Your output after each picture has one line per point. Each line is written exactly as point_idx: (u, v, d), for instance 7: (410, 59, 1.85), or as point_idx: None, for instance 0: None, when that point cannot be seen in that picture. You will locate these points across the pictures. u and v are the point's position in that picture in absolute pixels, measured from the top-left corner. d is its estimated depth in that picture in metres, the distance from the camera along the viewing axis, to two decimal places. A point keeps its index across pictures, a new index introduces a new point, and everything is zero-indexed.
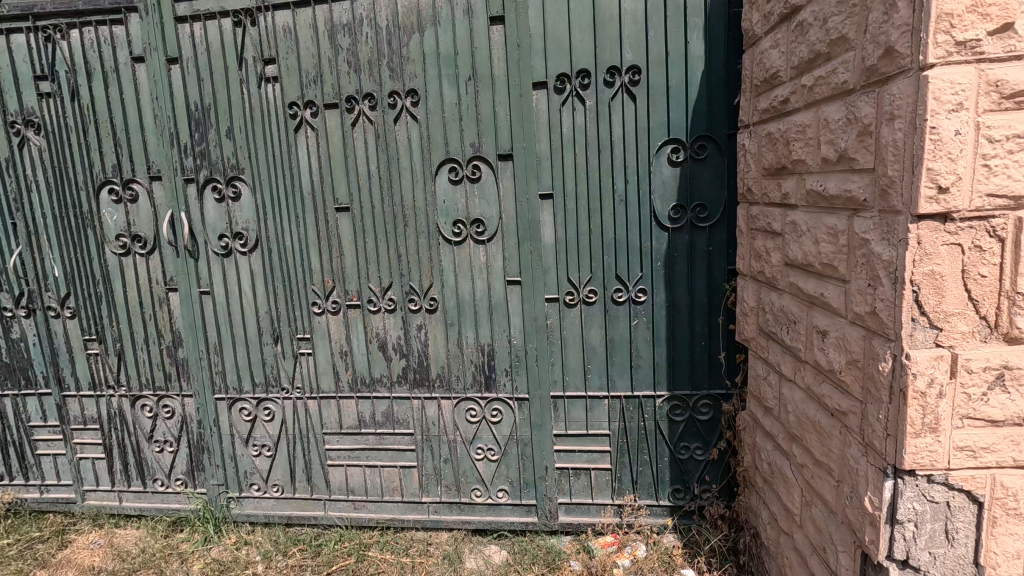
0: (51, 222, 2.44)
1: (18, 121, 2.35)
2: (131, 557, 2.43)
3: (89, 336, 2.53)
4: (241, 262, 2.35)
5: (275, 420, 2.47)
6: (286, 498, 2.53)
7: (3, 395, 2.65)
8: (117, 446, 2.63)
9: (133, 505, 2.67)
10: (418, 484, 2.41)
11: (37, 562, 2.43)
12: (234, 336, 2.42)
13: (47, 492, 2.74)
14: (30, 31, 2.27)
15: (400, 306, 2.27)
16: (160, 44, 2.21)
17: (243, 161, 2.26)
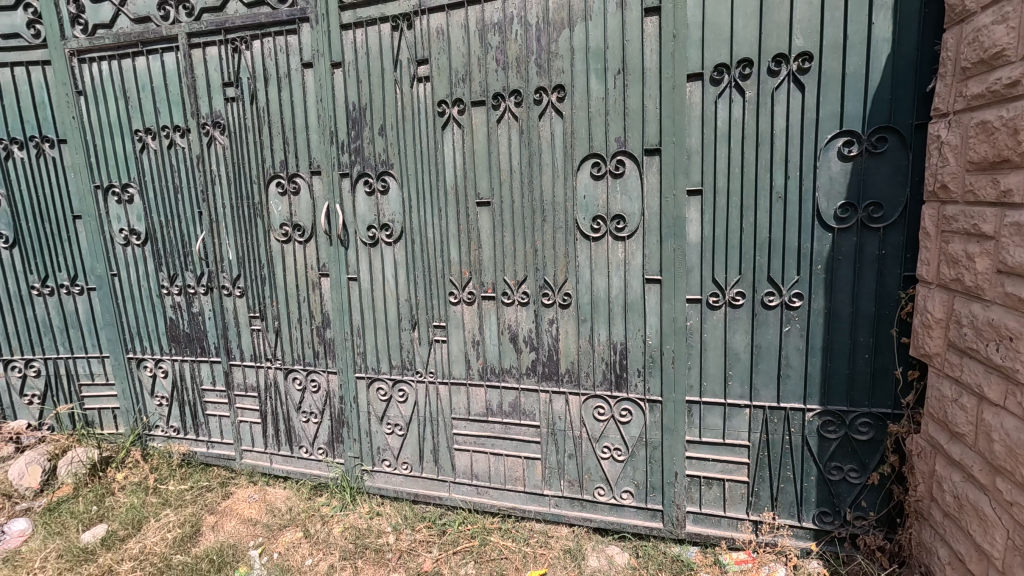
0: (229, 212, 2.76)
1: (208, 123, 2.69)
2: (281, 515, 2.71)
3: (253, 313, 2.84)
4: (386, 252, 2.51)
5: (408, 402, 2.61)
6: (414, 476, 2.68)
7: (183, 361, 3.06)
8: (271, 413, 2.93)
9: (281, 468, 2.98)
10: (541, 477, 2.44)
11: (207, 508, 2.79)
12: (376, 321, 2.60)
13: (212, 448, 3.14)
14: (221, 43, 2.58)
15: (533, 299, 2.30)
16: (326, 50, 2.41)
17: (393, 156, 2.41)
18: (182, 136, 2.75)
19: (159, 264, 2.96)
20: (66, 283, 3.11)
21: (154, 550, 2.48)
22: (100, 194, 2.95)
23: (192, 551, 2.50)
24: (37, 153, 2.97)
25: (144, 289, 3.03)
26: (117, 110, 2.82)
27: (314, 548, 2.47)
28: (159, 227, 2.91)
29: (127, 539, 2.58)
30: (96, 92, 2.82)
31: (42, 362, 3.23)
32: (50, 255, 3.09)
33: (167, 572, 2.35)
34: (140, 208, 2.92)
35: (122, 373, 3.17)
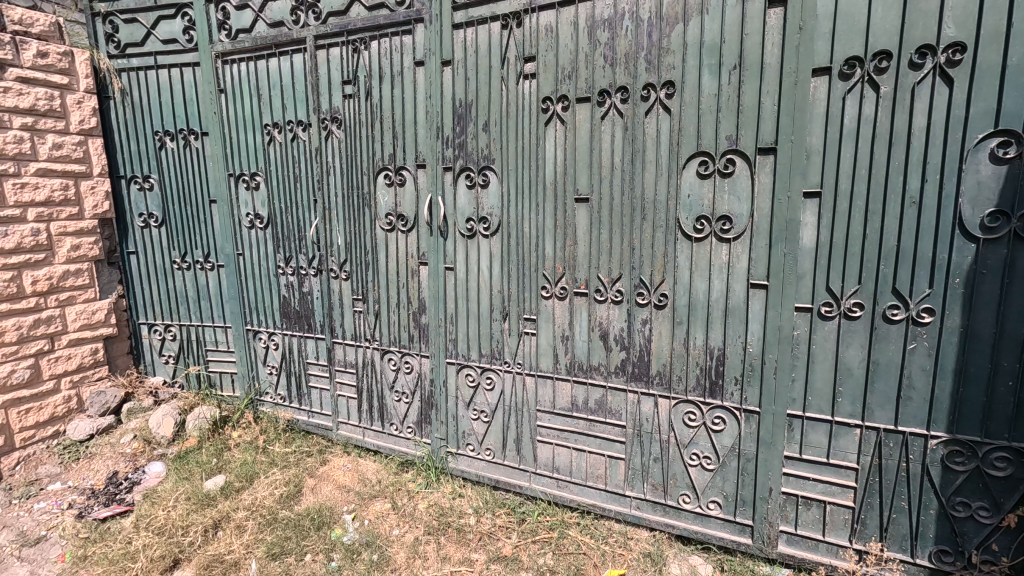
0: (341, 201, 2.98)
1: (327, 118, 2.91)
2: (372, 485, 2.90)
3: (356, 296, 3.04)
4: (483, 244, 2.59)
5: (495, 390, 2.69)
6: (496, 463, 2.76)
7: (292, 336, 3.34)
8: (367, 390, 3.14)
9: (372, 442, 3.18)
10: (623, 477, 2.42)
11: (308, 471, 3.05)
12: (469, 310, 2.70)
13: (313, 418, 3.41)
14: (343, 44, 2.79)
15: (627, 298, 2.28)
16: (438, 49, 2.52)
17: (495, 152, 2.48)
18: (304, 130, 3.01)
19: (277, 247, 3.26)
20: (201, 260, 3.51)
21: (264, 503, 2.76)
22: (232, 181, 3.30)
23: (295, 509, 2.75)
24: (184, 144, 3.38)
25: (263, 268, 3.34)
26: (251, 106, 3.13)
27: (401, 520, 2.63)
28: (279, 212, 3.20)
29: (241, 490, 2.89)
30: (234, 91, 3.16)
31: (178, 328, 3.67)
32: (189, 234, 3.50)
33: (274, 525, 2.61)
34: (265, 195, 3.23)
35: (241, 342, 3.52)
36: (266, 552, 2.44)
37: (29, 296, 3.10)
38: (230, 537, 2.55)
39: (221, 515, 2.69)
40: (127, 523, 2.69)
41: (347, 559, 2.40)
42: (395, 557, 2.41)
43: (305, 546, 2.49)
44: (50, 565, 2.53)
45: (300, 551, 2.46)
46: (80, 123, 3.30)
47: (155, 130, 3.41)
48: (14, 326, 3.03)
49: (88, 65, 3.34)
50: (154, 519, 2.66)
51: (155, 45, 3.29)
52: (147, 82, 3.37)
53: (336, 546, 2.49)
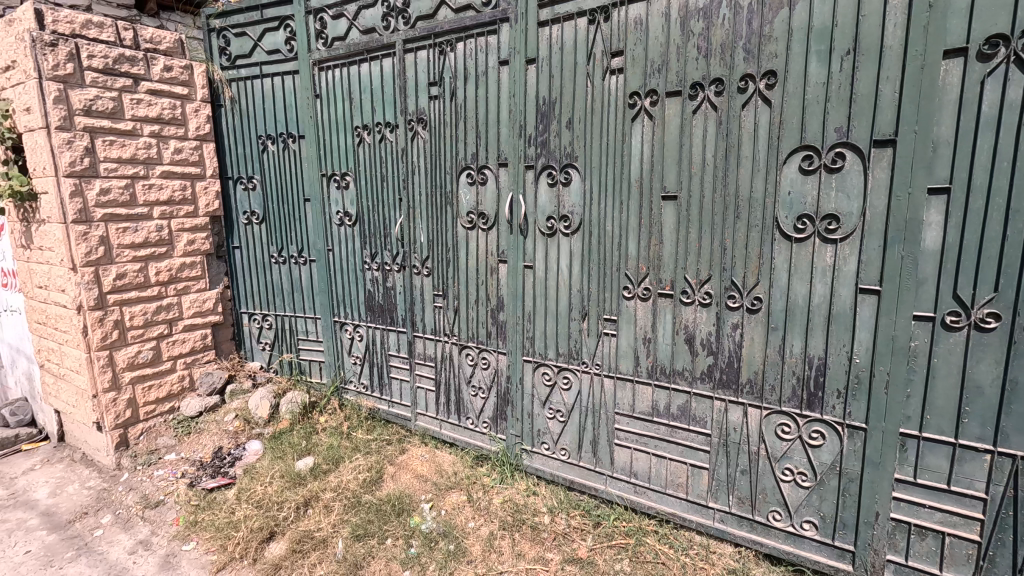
0: (425, 199, 3.07)
1: (413, 119, 3.01)
2: (448, 477, 2.98)
3: (437, 292, 3.13)
4: (563, 243, 2.57)
5: (572, 390, 2.67)
6: (571, 463, 2.74)
7: (375, 328, 3.49)
8: (445, 383, 3.22)
9: (449, 435, 3.26)
10: (706, 488, 2.31)
11: (388, 459, 3.19)
12: (547, 309, 2.69)
13: (393, 407, 3.55)
14: (430, 47, 2.86)
15: (716, 300, 2.17)
16: (523, 48, 2.53)
17: (578, 149, 2.45)
18: (392, 131, 3.12)
19: (364, 243, 3.41)
20: (296, 255, 3.76)
21: (349, 485, 2.92)
22: (325, 180, 3.50)
23: (378, 494, 2.89)
24: (284, 147, 3.63)
25: (351, 263, 3.51)
26: (343, 110, 3.29)
27: (477, 513, 2.68)
28: (367, 211, 3.36)
29: (329, 472, 3.07)
30: (329, 95, 3.34)
31: (274, 317, 3.96)
32: (286, 230, 3.76)
33: (358, 508, 2.76)
34: (354, 194, 3.39)
35: (329, 332, 3.74)
36: (351, 533, 2.59)
37: (153, 285, 3.48)
38: (318, 516, 2.73)
39: (311, 494, 2.88)
40: (230, 494, 2.96)
41: (426, 546, 2.48)
42: (471, 549, 2.47)
43: (386, 530, 2.61)
44: (168, 526, 2.88)
45: (382, 535, 2.58)
46: (196, 129, 3.64)
47: (259, 134, 3.69)
48: (141, 312, 3.42)
49: (204, 77, 3.68)
50: (253, 493, 2.91)
51: (261, 56, 3.56)
52: (253, 90, 3.66)
53: (415, 533, 2.58)
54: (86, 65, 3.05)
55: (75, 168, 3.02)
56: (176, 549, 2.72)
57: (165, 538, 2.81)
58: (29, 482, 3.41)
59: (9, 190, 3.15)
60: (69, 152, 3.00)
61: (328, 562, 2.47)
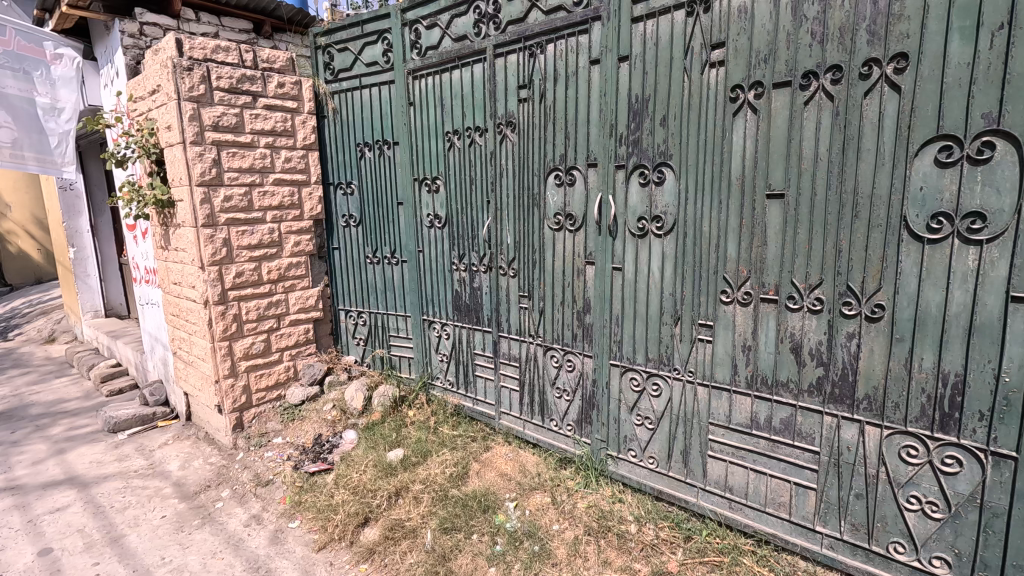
0: (512, 201, 3.10)
1: (502, 122, 3.06)
2: (531, 477, 2.99)
3: (523, 293, 3.15)
4: (655, 244, 2.49)
5: (662, 397, 2.57)
6: (659, 473, 2.65)
7: (462, 327, 3.59)
8: (529, 384, 3.23)
9: (533, 435, 3.27)
10: (813, 510, 2.14)
11: (473, 455, 3.26)
12: (637, 312, 2.61)
13: (478, 405, 3.62)
14: (520, 50, 2.89)
15: (829, 307, 2.00)
16: (615, 45, 2.48)
17: (673, 147, 2.36)
18: (481, 135, 3.19)
19: (452, 245, 3.52)
20: (389, 256, 3.95)
21: (437, 479, 3.03)
22: (417, 184, 3.65)
23: (464, 488, 2.97)
24: (380, 153, 3.83)
25: (440, 264, 3.63)
26: (435, 116, 3.41)
27: (561, 516, 2.67)
28: (456, 213, 3.45)
29: (417, 465, 3.20)
30: (422, 102, 3.47)
31: (368, 315, 4.19)
32: (380, 232, 3.96)
33: (445, 501, 2.85)
34: (444, 197, 3.51)
35: (418, 330, 3.89)
36: (439, 525, 2.68)
37: (265, 283, 3.83)
38: (408, 506, 2.85)
39: (401, 484, 3.01)
40: (330, 479, 3.18)
41: (511, 545, 2.51)
42: (556, 552, 2.46)
43: (472, 525, 2.67)
44: (276, 504, 3.16)
45: (468, 529, 2.65)
46: (303, 139, 3.95)
47: (357, 142, 3.93)
48: (255, 307, 3.78)
49: (311, 91, 3.98)
50: (350, 480, 3.10)
51: (361, 69, 3.78)
52: (352, 101, 3.89)
53: (500, 531, 2.62)
54: (215, 85, 3.43)
55: (204, 179, 3.40)
56: (283, 526, 2.97)
57: (274, 514, 3.08)
58: (164, 455, 3.88)
59: (152, 199, 3.61)
60: (200, 164, 3.38)
61: (418, 552, 2.58)
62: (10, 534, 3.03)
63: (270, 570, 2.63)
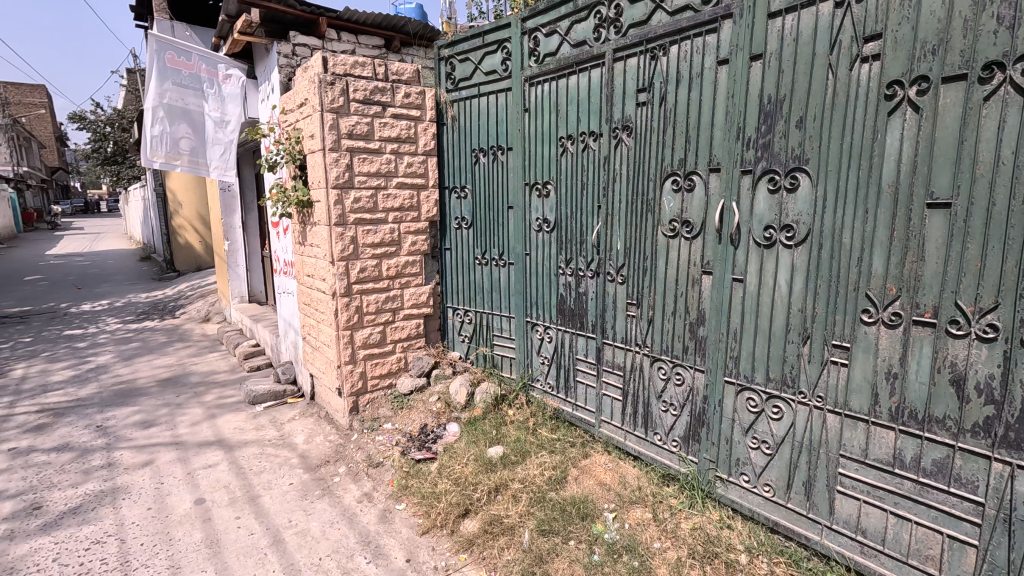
0: (625, 206, 3.04)
1: (619, 127, 3.01)
2: (631, 490, 2.91)
3: (631, 300, 3.07)
4: (783, 255, 2.31)
5: (783, 421, 2.38)
6: (776, 503, 2.44)
7: (565, 331, 3.57)
8: (633, 394, 3.14)
9: (634, 447, 3.17)
10: (972, 570, 1.86)
11: (572, 461, 3.25)
12: (758, 327, 2.44)
13: (577, 411, 3.58)
14: (642, 53, 2.83)
15: (1006, 335, 1.74)
16: (748, 43, 2.33)
17: (811, 150, 2.17)
18: (596, 140, 3.17)
19: (559, 249, 3.52)
20: (497, 258, 4.05)
21: (535, 480, 3.06)
22: (527, 189, 3.71)
23: (562, 493, 2.97)
24: (493, 159, 3.95)
25: (546, 267, 3.65)
26: (550, 122, 3.45)
27: (663, 535, 2.57)
28: (565, 218, 3.45)
29: (516, 464, 3.26)
30: (537, 109, 3.52)
31: (474, 313, 4.33)
32: (489, 235, 4.09)
33: (543, 503, 2.87)
34: (553, 202, 3.52)
35: (521, 332, 3.94)
36: (537, 526, 2.70)
37: (384, 279, 4.13)
38: (507, 503, 2.91)
39: (501, 481, 3.09)
40: (434, 468, 3.35)
41: (609, 557, 2.47)
42: (657, 571, 2.38)
43: (570, 531, 2.66)
44: (385, 485, 3.39)
45: (566, 534, 2.64)
46: (424, 145, 4.21)
47: (472, 148, 4.09)
48: (374, 300, 4.09)
49: (433, 100, 4.22)
50: (452, 471, 3.24)
51: (480, 77, 3.94)
52: (471, 108, 4.07)
53: (599, 541, 2.58)
54: (352, 97, 3.77)
55: (339, 182, 3.75)
56: (391, 507, 3.18)
57: (383, 495, 3.31)
58: (292, 428, 4.34)
59: (296, 200, 4.07)
60: (335, 169, 3.74)
61: (515, 549, 2.62)
62: (174, 482, 3.57)
63: (379, 546, 2.83)
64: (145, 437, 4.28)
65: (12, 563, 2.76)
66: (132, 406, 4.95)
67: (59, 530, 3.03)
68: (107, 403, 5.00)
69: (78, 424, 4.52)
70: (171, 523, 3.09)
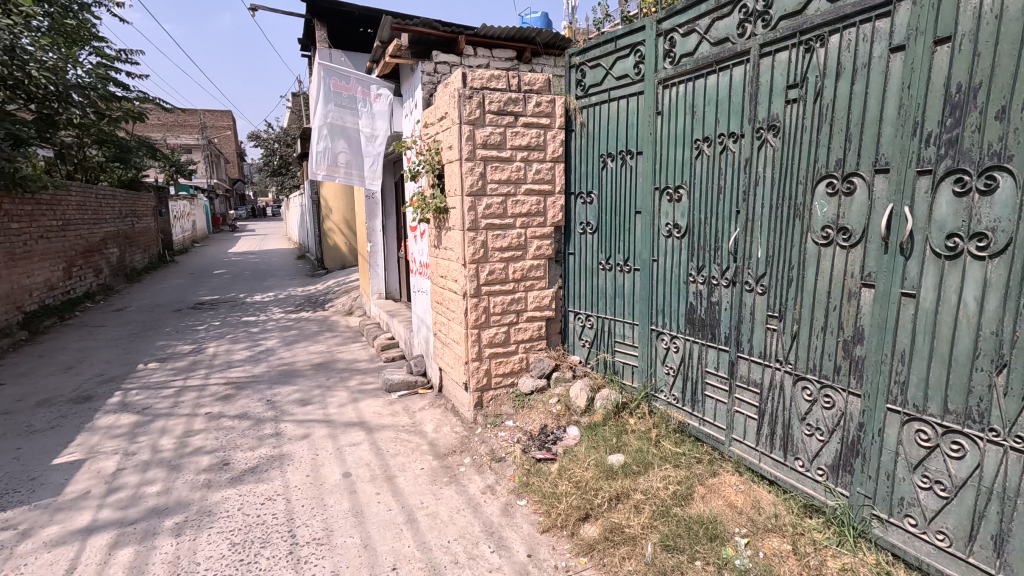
0: (768, 211, 2.83)
1: (764, 127, 2.81)
2: (767, 517, 2.70)
3: (772, 312, 2.85)
4: (971, 268, 2.00)
5: (966, 462, 2.06)
6: (953, 556, 2.13)
7: (694, 342, 3.41)
8: (770, 414, 2.90)
9: (770, 471, 2.93)
10: None
11: (699, 478, 3.10)
12: (934, 350, 2.13)
13: (703, 426, 3.40)
14: (794, 46, 2.62)
15: None
16: (931, 27, 2.06)
17: (1015, 146, 1.86)
18: (735, 141, 2.99)
19: (691, 256, 3.37)
20: (622, 264, 4.00)
21: (659, 493, 2.97)
22: (657, 194, 3.61)
23: (688, 510, 2.85)
24: (622, 163, 3.91)
25: (675, 275, 3.52)
26: (684, 124, 3.32)
27: (806, 570, 2.36)
28: (697, 223, 3.30)
29: (638, 474, 3.20)
30: (670, 111, 3.42)
31: (596, 319, 4.31)
32: (615, 240, 4.05)
33: (668, 518, 2.78)
34: (685, 207, 3.39)
35: (645, 340, 3.83)
36: (661, 541, 2.62)
37: (511, 282, 4.30)
38: (628, 513, 2.87)
39: (622, 490, 3.05)
40: (554, 469, 3.42)
41: None
42: None
43: (697, 550, 2.55)
44: (507, 480, 3.54)
45: (692, 553, 2.54)
46: (552, 152, 4.30)
47: (601, 153, 4.09)
48: (501, 302, 4.27)
49: (562, 107, 4.30)
50: (573, 474, 3.28)
51: (611, 83, 3.93)
52: (600, 114, 4.07)
53: (729, 565, 2.44)
54: (487, 109, 3.99)
55: (473, 190, 4.00)
56: (513, 501, 3.31)
57: (506, 489, 3.45)
58: (423, 417, 4.70)
59: (434, 206, 4.41)
60: (470, 177, 3.99)
61: (637, 561, 2.58)
62: (326, 455, 4.07)
63: (502, 538, 2.96)
64: (304, 413, 4.93)
65: (210, 507, 3.35)
66: (293, 384, 5.72)
67: (242, 485, 3.62)
68: (274, 381, 5.84)
69: (254, 397, 5.35)
70: (325, 491, 3.53)
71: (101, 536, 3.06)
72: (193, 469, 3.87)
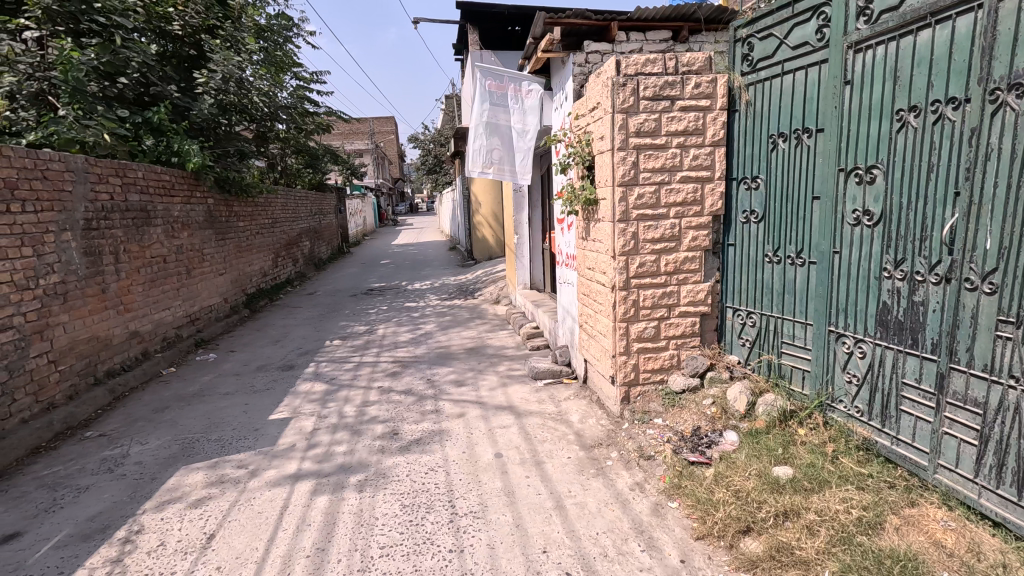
0: (1004, 192, 2.29)
1: (1002, 87, 2.28)
2: (989, 565, 2.23)
3: (1005, 317, 2.31)
4: None
5: None
6: None
7: (887, 348, 2.92)
8: (997, 442, 2.37)
9: (994, 510, 2.41)
10: None
11: (891, 506, 2.67)
12: None
13: (897, 446, 2.91)
14: None
15: None
16: None
17: None
18: (957, 108, 2.47)
19: (886, 247, 2.88)
20: (793, 256, 3.58)
21: (839, 516, 2.62)
22: (842, 176, 3.14)
23: (877, 541, 2.47)
24: (797, 143, 3.48)
25: (863, 269, 3.03)
26: (882, 92, 2.83)
27: None
28: (897, 208, 2.80)
29: (811, 491, 2.86)
30: (864, 79, 2.94)
31: (759, 316, 3.93)
32: (786, 230, 3.63)
33: (851, 546, 2.45)
34: (880, 190, 2.89)
35: (820, 342, 3.38)
36: (842, 570, 2.32)
37: (662, 275, 4.12)
38: (800, 533, 2.58)
39: (792, 507, 2.76)
40: (709, 474, 3.22)
41: None
42: None
43: None
44: (656, 480, 3.42)
45: None
46: (712, 136, 3.99)
47: (771, 133, 3.68)
48: (651, 296, 4.13)
49: (725, 86, 3.95)
50: (732, 482, 3.05)
51: (785, 54, 3.50)
52: (771, 90, 3.66)
53: None
54: (642, 95, 3.85)
55: (624, 180, 3.91)
56: (663, 502, 3.20)
57: (655, 488, 3.34)
58: (568, 407, 4.77)
59: (584, 198, 4.41)
60: (622, 167, 3.90)
61: None
62: (479, 435, 4.35)
63: (652, 538, 2.88)
64: (459, 393, 5.34)
65: (384, 470, 3.81)
66: (449, 366, 6.23)
67: (409, 453, 4.05)
68: (433, 363, 6.42)
69: (416, 375, 5.94)
70: (479, 468, 3.78)
71: (304, 483, 3.67)
72: (370, 435, 4.43)
